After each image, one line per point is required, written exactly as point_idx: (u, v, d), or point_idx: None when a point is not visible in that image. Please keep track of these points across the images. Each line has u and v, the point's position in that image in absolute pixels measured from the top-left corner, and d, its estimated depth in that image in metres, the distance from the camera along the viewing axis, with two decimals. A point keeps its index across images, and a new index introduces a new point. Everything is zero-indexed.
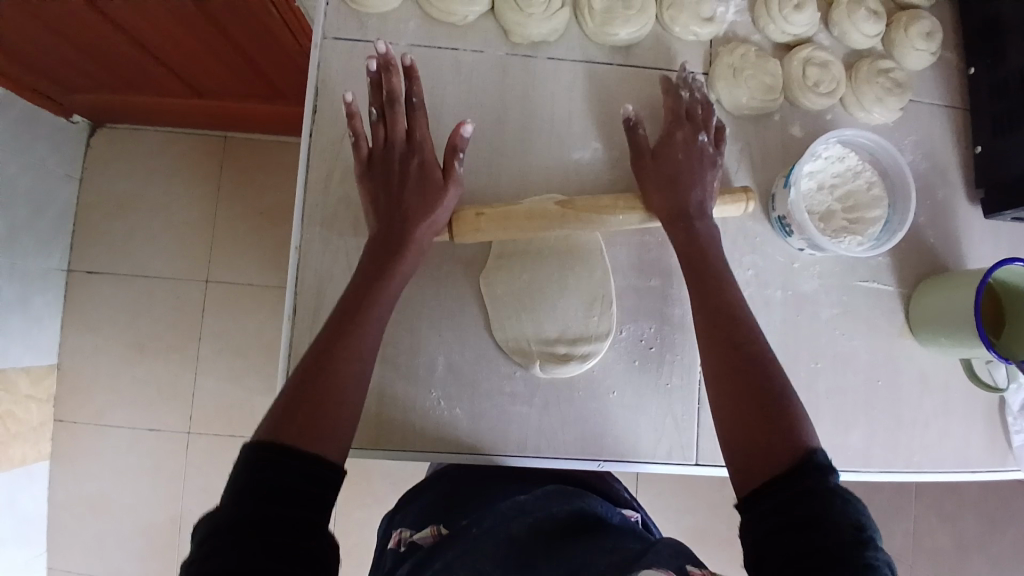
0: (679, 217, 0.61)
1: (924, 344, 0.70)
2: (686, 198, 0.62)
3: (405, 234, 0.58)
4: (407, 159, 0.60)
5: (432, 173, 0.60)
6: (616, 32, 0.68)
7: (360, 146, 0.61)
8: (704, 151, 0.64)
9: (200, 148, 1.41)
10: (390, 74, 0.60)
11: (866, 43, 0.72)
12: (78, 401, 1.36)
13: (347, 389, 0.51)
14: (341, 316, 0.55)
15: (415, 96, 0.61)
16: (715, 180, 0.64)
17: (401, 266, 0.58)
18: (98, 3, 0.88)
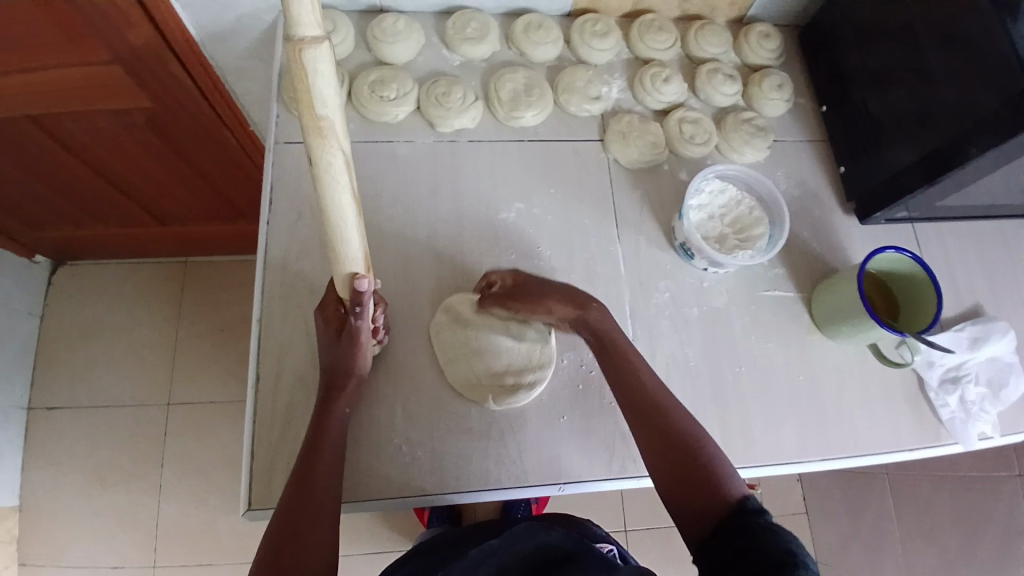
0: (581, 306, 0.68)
1: (831, 338, 0.80)
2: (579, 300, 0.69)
3: (341, 374, 0.66)
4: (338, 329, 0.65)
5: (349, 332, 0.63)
6: (523, 115, 0.83)
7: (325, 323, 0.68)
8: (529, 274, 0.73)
9: (163, 273, 1.48)
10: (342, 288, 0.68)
11: (727, 101, 0.89)
12: (35, 545, 1.29)
13: (313, 536, 0.57)
14: (302, 467, 0.62)
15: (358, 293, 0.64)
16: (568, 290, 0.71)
17: (338, 406, 0.65)
18: (61, 137, 0.99)
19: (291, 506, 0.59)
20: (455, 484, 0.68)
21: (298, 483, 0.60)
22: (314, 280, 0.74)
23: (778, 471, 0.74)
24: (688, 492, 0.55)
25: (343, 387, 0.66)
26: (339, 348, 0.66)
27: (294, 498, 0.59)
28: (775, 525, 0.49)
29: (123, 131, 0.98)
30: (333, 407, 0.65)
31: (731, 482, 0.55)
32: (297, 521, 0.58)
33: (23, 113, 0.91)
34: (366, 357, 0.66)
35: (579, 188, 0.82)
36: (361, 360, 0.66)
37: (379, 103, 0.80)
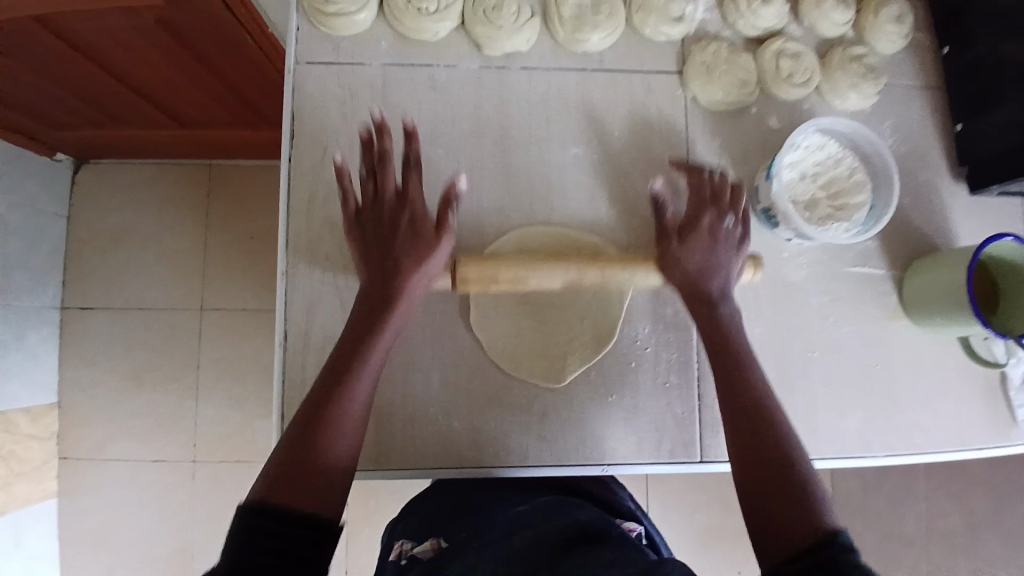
0: (700, 299, 0.60)
1: (918, 324, 0.71)
2: (710, 282, 0.60)
3: (387, 256, 0.58)
4: (397, 215, 0.59)
5: (423, 228, 0.59)
6: (588, 38, 0.69)
7: (349, 202, 0.60)
8: (725, 233, 0.62)
9: (187, 176, 1.41)
10: (384, 136, 0.60)
11: (836, 31, 0.73)
12: (81, 436, 1.35)
13: (333, 444, 0.50)
14: (335, 364, 0.54)
15: (414, 155, 0.60)
16: (739, 263, 0.62)
17: (390, 316, 0.57)
18: (69, 35, 0.88)
19: (312, 412, 0.51)
20: (490, 458, 0.65)
21: (328, 387, 0.53)
22: (342, 230, 0.66)
23: (833, 464, 0.69)
24: (779, 501, 0.47)
25: (397, 265, 0.58)
26: (393, 223, 0.58)
27: (319, 400, 0.52)
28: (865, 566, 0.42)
29: (133, 32, 0.87)
30: (402, 276, 0.57)
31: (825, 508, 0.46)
32: (336, 404, 0.52)
33: (25, 12, 0.81)
34: (434, 261, 0.59)
35: (648, 134, 0.70)
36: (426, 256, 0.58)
37: (417, 18, 0.66)
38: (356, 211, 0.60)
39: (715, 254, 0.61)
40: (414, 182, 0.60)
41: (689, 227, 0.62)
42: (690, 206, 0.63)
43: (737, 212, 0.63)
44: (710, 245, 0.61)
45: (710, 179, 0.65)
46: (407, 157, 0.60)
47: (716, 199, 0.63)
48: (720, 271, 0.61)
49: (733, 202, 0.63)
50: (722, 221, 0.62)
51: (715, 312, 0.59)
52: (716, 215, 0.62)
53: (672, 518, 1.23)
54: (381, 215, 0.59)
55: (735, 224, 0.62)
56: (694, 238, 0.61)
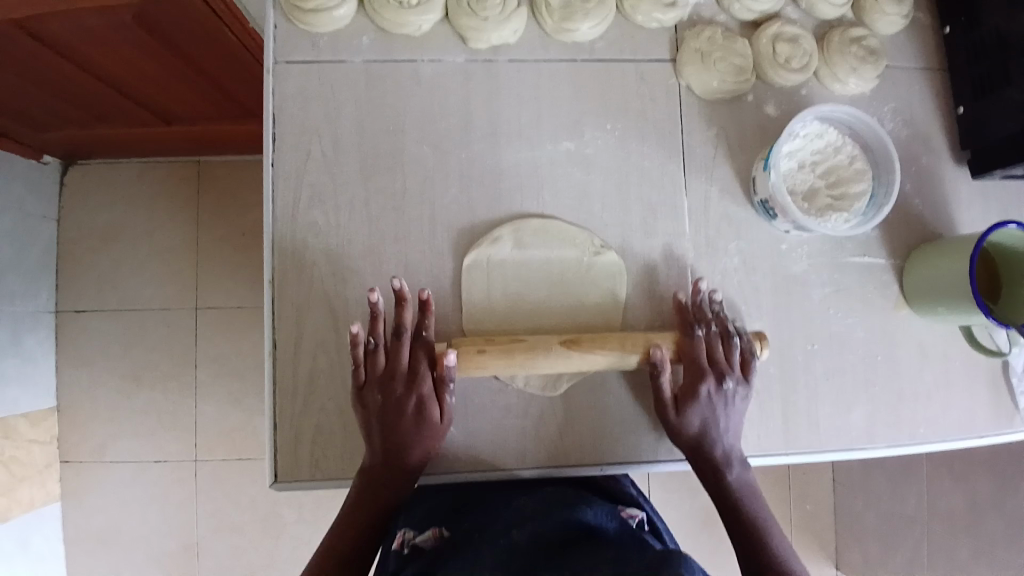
0: (702, 450, 0.62)
1: (920, 314, 0.69)
2: (711, 447, 0.61)
3: (396, 436, 0.59)
4: (404, 399, 0.59)
5: (428, 416, 0.59)
6: (577, 26, 0.66)
7: (358, 375, 0.60)
8: (720, 402, 0.61)
9: (176, 174, 1.39)
10: (401, 310, 0.59)
11: (834, 13, 0.70)
12: (81, 439, 1.35)
13: (352, 566, 0.60)
14: (356, 508, 0.61)
15: (425, 329, 0.60)
16: (738, 415, 0.62)
17: (406, 476, 0.60)
18: (43, 37, 0.85)
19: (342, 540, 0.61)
20: (486, 463, 0.64)
21: (352, 521, 0.61)
22: (329, 235, 0.65)
23: (836, 458, 0.68)
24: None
25: (411, 454, 0.60)
26: (402, 416, 0.59)
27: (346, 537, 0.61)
28: None
29: (109, 30, 0.84)
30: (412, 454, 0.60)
31: None
32: (353, 540, 0.61)
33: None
34: (438, 433, 0.60)
35: (642, 125, 0.68)
36: (431, 439, 0.60)
37: (399, 11, 0.64)
38: (361, 387, 0.60)
39: (710, 418, 0.61)
40: (422, 362, 0.59)
41: (682, 396, 0.61)
42: (687, 370, 0.61)
43: (734, 382, 0.61)
44: (705, 416, 0.61)
45: (704, 338, 0.62)
46: (417, 335, 0.60)
47: (713, 363, 0.61)
48: (719, 434, 0.61)
49: (728, 363, 0.62)
50: (720, 384, 0.61)
51: (721, 479, 0.62)
52: (708, 359, 0.61)
53: (675, 504, 1.23)
54: (387, 392, 0.59)
55: (733, 387, 0.61)
56: (688, 394, 0.61)
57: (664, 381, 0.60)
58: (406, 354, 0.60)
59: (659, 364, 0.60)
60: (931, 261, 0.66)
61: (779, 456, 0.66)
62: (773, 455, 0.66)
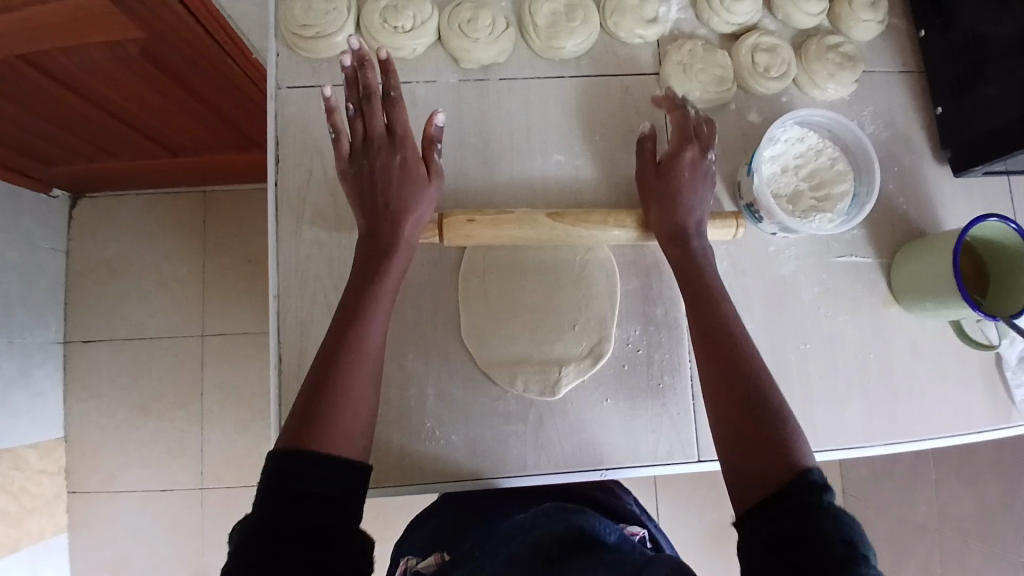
0: (678, 237, 0.62)
1: (910, 311, 0.70)
2: (686, 216, 0.62)
3: (388, 201, 0.59)
4: (391, 156, 0.60)
5: (415, 169, 0.60)
6: (563, 45, 0.69)
7: (341, 143, 0.61)
8: (701, 165, 0.64)
9: (181, 203, 1.42)
10: (366, 70, 0.60)
11: (810, 22, 0.73)
12: (90, 468, 1.36)
13: (356, 390, 0.51)
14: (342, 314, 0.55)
15: (393, 91, 0.61)
16: (712, 194, 0.64)
17: (391, 263, 0.58)
18: (52, 71, 0.89)
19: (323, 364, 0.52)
20: (489, 471, 0.64)
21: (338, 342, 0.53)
22: (331, 251, 0.67)
23: (835, 457, 0.68)
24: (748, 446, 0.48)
25: (396, 215, 0.59)
26: (393, 180, 0.60)
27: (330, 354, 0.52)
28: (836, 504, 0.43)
29: (118, 64, 0.88)
30: (409, 190, 0.60)
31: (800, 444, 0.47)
32: (347, 361, 0.52)
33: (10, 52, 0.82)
34: (426, 207, 0.61)
35: (629, 137, 0.71)
36: (416, 197, 0.60)
37: (393, 35, 0.67)
38: (350, 154, 0.61)
39: (693, 185, 0.63)
40: (407, 121, 0.61)
41: (664, 176, 0.64)
42: (671, 156, 0.64)
43: (709, 147, 0.65)
44: (689, 174, 0.63)
45: (692, 116, 0.66)
46: (387, 96, 0.61)
47: (700, 136, 0.65)
48: (696, 208, 0.63)
49: (709, 139, 0.65)
50: (705, 154, 0.64)
51: (688, 245, 0.61)
52: (700, 149, 0.64)
53: (683, 516, 1.23)
54: (378, 159, 0.60)
55: (711, 161, 0.64)
56: (670, 172, 0.63)
57: (650, 146, 0.66)
58: (383, 115, 0.61)
59: (644, 134, 0.67)
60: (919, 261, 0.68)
61: None
62: None
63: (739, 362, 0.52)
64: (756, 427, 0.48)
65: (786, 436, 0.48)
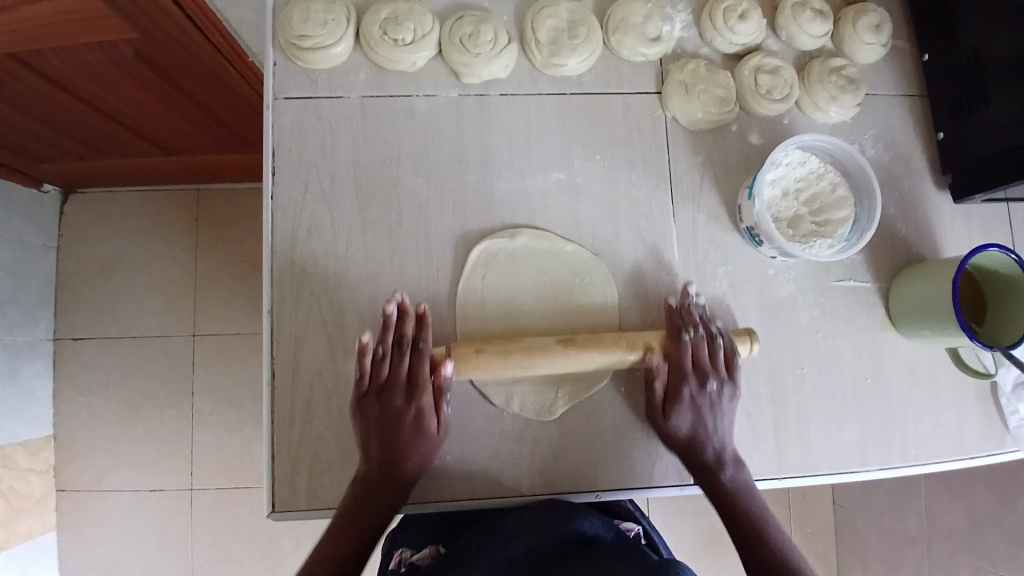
0: (687, 464, 0.64)
1: (907, 336, 0.70)
2: (703, 457, 0.63)
3: (395, 445, 0.60)
4: (402, 413, 0.60)
5: (427, 418, 0.61)
6: (566, 61, 0.68)
7: (360, 385, 0.61)
8: (710, 403, 0.63)
9: (175, 203, 1.41)
10: (402, 323, 0.60)
11: (814, 43, 0.72)
12: (78, 469, 1.34)
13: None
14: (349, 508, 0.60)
15: (422, 344, 0.61)
16: (728, 425, 0.64)
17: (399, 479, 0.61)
18: (43, 70, 0.87)
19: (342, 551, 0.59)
20: (482, 491, 0.64)
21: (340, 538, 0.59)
22: (326, 264, 0.66)
23: (829, 480, 0.69)
24: None
25: (404, 461, 0.61)
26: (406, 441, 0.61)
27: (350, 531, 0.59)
28: None
29: (112, 65, 0.86)
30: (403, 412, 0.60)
31: None
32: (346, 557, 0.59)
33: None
34: (434, 445, 0.62)
35: (630, 154, 0.70)
36: (422, 443, 0.61)
37: (392, 48, 0.66)
38: (363, 393, 0.61)
39: (701, 423, 0.63)
40: (418, 369, 0.61)
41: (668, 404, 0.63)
42: (672, 375, 0.63)
43: (718, 378, 0.63)
44: (694, 415, 0.63)
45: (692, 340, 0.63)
46: (416, 349, 0.61)
47: (698, 366, 0.63)
48: (707, 436, 0.63)
49: (714, 366, 0.64)
50: (708, 385, 0.63)
51: (716, 484, 0.63)
52: (696, 383, 0.63)
53: (675, 526, 1.22)
54: (385, 416, 0.60)
55: (718, 389, 0.63)
56: (674, 402, 0.63)
57: (659, 389, 0.64)
58: (408, 364, 0.61)
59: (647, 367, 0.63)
60: (921, 284, 0.67)
61: (774, 480, 0.67)
62: (767, 479, 0.67)
63: (754, 543, 0.61)
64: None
65: None
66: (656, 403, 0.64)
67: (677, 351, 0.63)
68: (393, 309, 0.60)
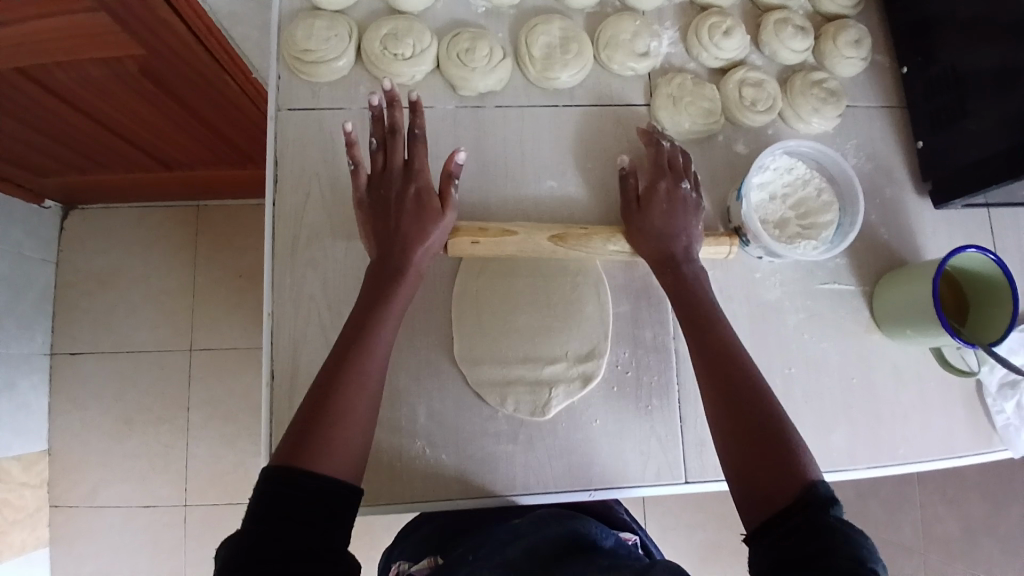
0: (665, 262, 0.64)
1: (892, 337, 0.72)
2: (671, 243, 0.64)
3: (404, 260, 0.60)
4: (404, 189, 0.62)
5: (429, 200, 0.62)
6: (558, 75, 0.72)
7: (359, 173, 0.63)
8: (686, 199, 0.66)
9: (174, 217, 1.43)
10: (393, 109, 0.64)
11: (796, 58, 0.76)
12: (72, 483, 1.34)
13: (357, 411, 0.52)
14: (345, 342, 0.55)
15: (416, 130, 0.65)
16: (699, 224, 0.66)
17: (399, 291, 0.59)
18: (50, 85, 0.90)
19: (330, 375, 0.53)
20: (478, 491, 0.65)
21: (337, 364, 0.54)
22: (327, 268, 0.68)
23: (820, 480, 0.70)
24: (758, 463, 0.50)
25: (405, 266, 0.60)
26: (406, 228, 0.61)
27: (345, 363, 0.54)
28: (845, 522, 0.45)
29: (118, 80, 0.89)
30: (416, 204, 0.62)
31: (809, 462, 0.50)
32: (359, 367, 0.54)
33: (8, 65, 0.83)
34: (435, 238, 0.62)
35: (620, 163, 0.73)
36: (428, 241, 0.61)
37: (392, 62, 0.69)
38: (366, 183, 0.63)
39: (674, 215, 0.65)
40: (421, 158, 0.64)
41: (644, 195, 0.66)
42: (650, 172, 0.68)
43: (689, 182, 0.67)
44: (666, 213, 0.65)
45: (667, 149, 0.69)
46: (412, 136, 0.64)
47: (673, 169, 0.68)
48: (681, 234, 0.65)
49: (686, 169, 0.68)
50: (681, 185, 0.67)
51: (679, 271, 0.63)
52: (673, 181, 0.67)
53: (671, 537, 1.22)
54: (386, 202, 0.62)
55: (689, 190, 0.67)
56: (650, 200, 0.66)
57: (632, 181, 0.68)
58: (403, 150, 0.64)
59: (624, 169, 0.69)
60: (902, 288, 0.70)
61: None
62: None
63: (742, 386, 0.54)
64: (778, 441, 0.51)
65: (795, 460, 0.50)
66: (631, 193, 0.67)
67: (655, 153, 0.69)
68: (385, 94, 0.64)
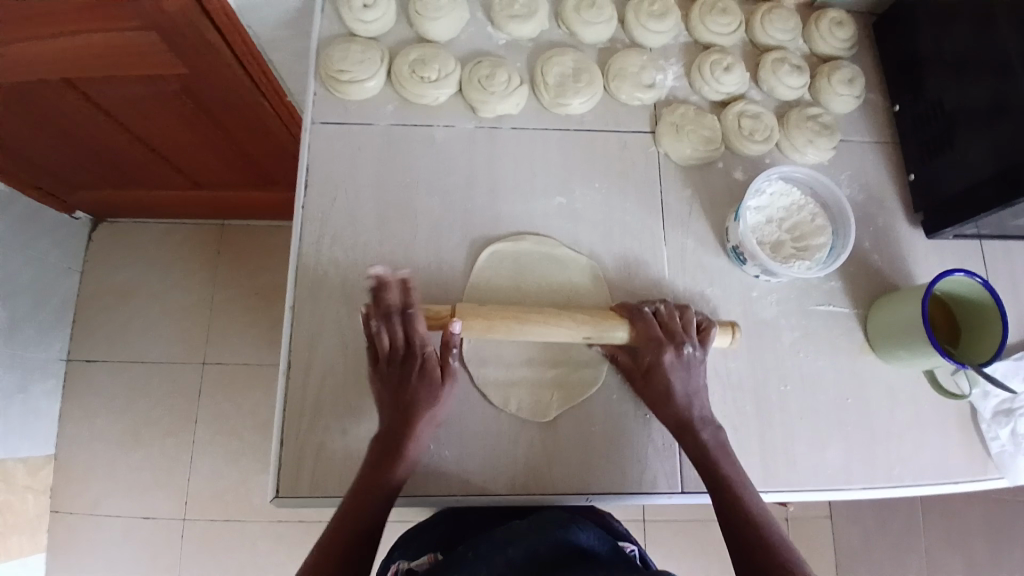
0: (683, 429, 0.66)
1: (885, 358, 0.75)
2: (683, 411, 0.66)
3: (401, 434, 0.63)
4: (407, 366, 0.65)
5: (430, 372, 0.65)
6: (570, 102, 0.78)
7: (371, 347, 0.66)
8: (687, 362, 0.67)
9: (197, 235, 1.49)
10: (389, 290, 0.64)
11: (792, 94, 0.82)
12: (74, 491, 1.35)
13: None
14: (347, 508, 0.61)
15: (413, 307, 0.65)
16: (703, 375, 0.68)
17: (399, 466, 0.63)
18: (95, 98, 0.96)
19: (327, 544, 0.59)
20: (478, 487, 0.67)
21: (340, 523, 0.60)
22: (346, 268, 0.72)
23: (814, 496, 0.71)
24: None
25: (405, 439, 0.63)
26: (401, 399, 0.64)
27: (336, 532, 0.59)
28: None
29: (160, 97, 0.96)
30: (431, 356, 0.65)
31: None
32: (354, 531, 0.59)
33: (59, 76, 0.90)
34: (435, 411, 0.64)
35: (624, 184, 0.78)
36: (424, 409, 0.64)
37: (418, 83, 0.75)
38: (376, 361, 0.66)
39: (682, 386, 0.67)
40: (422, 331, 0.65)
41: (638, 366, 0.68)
42: (646, 346, 0.67)
43: (683, 341, 0.68)
44: (675, 379, 0.67)
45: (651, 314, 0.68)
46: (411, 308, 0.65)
47: (669, 333, 0.68)
48: (693, 397, 0.67)
49: (685, 330, 0.68)
50: (681, 347, 0.68)
51: (697, 437, 0.65)
52: (671, 349, 0.67)
53: None
54: (393, 373, 0.65)
55: (692, 353, 0.67)
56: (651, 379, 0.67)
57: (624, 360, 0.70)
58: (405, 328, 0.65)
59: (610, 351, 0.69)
60: (896, 308, 0.72)
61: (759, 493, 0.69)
62: None
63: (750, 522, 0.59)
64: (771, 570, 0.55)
65: None
66: (630, 366, 0.69)
67: (641, 326, 0.67)
68: (379, 277, 0.65)
